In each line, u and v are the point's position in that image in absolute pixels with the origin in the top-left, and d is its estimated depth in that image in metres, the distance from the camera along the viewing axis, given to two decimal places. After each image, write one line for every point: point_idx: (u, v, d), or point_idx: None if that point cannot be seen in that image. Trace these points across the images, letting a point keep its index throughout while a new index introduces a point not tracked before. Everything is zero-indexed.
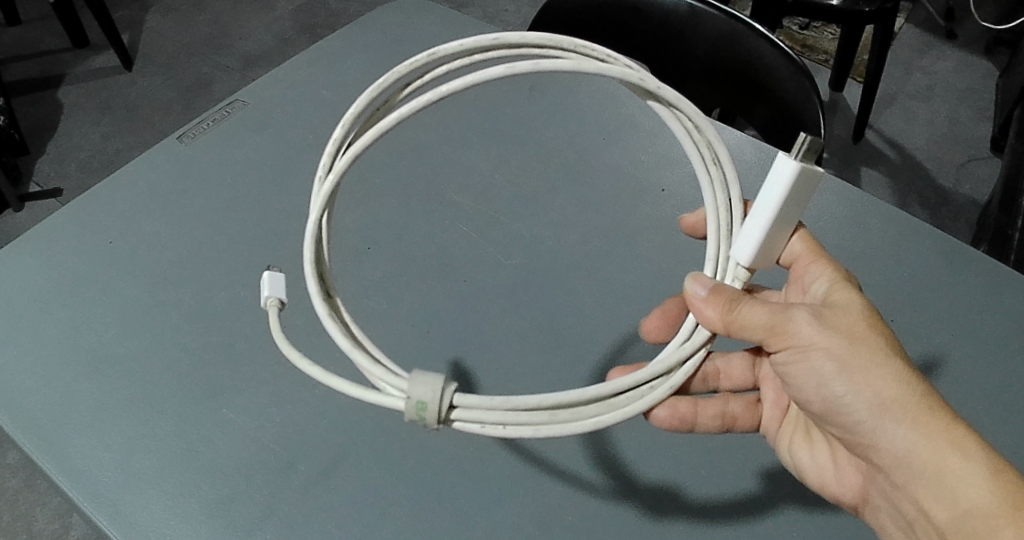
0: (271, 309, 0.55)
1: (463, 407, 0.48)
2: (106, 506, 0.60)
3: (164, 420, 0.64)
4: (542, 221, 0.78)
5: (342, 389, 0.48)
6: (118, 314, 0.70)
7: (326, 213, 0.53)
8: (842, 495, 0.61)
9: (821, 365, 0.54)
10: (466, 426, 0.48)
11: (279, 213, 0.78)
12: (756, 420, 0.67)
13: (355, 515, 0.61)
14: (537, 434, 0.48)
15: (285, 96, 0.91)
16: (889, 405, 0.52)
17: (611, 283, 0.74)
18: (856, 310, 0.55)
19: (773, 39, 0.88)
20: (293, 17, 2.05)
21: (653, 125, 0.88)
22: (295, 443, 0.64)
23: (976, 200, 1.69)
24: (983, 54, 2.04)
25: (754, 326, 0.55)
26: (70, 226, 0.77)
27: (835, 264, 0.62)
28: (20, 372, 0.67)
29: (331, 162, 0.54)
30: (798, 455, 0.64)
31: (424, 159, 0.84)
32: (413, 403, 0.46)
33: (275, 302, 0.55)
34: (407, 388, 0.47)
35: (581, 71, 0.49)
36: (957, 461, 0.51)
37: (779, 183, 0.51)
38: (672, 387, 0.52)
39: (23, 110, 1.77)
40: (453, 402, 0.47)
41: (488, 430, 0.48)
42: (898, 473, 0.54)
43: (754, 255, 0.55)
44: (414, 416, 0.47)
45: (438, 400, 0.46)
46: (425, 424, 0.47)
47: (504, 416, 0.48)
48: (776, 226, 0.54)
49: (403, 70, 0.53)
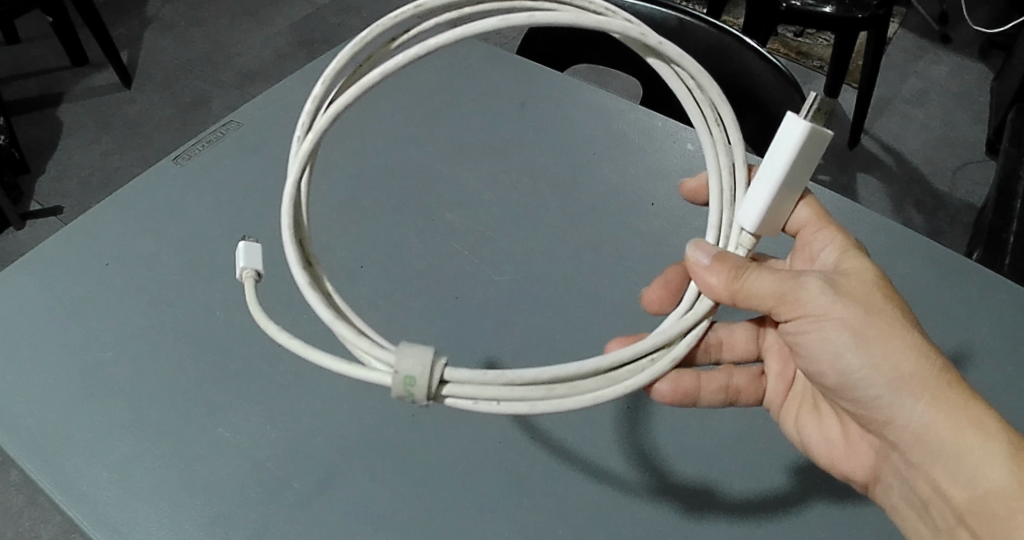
0: (247, 280, 0.55)
1: (454, 382, 0.47)
2: (103, 523, 0.60)
3: (158, 438, 0.65)
4: (535, 235, 0.79)
5: (324, 362, 0.48)
6: (109, 335, 0.71)
7: (308, 168, 0.53)
8: (853, 472, 0.62)
9: (836, 336, 0.54)
10: (457, 403, 0.48)
11: (273, 231, 0.80)
12: (760, 392, 0.68)
13: (349, 528, 0.61)
14: (533, 410, 0.47)
15: (279, 113, 0.92)
16: (907, 378, 0.53)
17: (603, 294, 0.75)
18: (869, 280, 0.56)
19: (762, 51, 0.90)
20: (293, 33, 2.07)
21: (642, 138, 0.89)
22: (290, 459, 0.64)
23: (971, 203, 1.69)
24: (976, 57, 2.05)
25: (765, 294, 0.54)
26: (64, 248, 0.78)
27: (844, 233, 0.62)
28: (21, 392, 0.68)
29: (309, 121, 0.54)
30: (807, 430, 0.65)
31: (413, 172, 0.85)
32: (400, 378, 0.46)
33: (251, 273, 0.55)
34: (394, 363, 0.47)
35: (578, 23, 0.49)
36: (976, 439, 0.52)
37: (789, 145, 0.51)
38: (674, 358, 0.51)
39: (25, 128, 1.78)
40: (442, 377, 0.47)
41: (482, 406, 0.47)
42: (914, 450, 0.55)
43: (759, 221, 0.55)
44: (402, 391, 0.46)
45: (427, 376, 0.46)
46: (415, 400, 0.47)
47: (499, 392, 0.47)
48: (782, 190, 0.53)
49: (387, 23, 0.54)
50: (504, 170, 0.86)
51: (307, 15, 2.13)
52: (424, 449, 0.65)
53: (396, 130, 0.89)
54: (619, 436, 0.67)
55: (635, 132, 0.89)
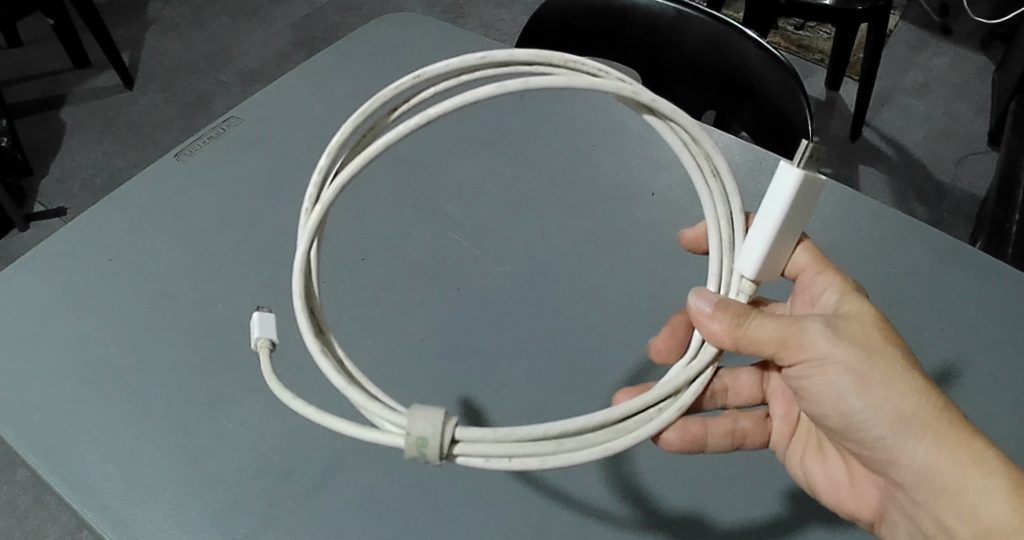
0: (263, 350, 0.54)
1: (465, 440, 0.46)
2: (110, 515, 0.60)
3: (164, 431, 0.65)
4: (535, 227, 0.79)
5: (336, 427, 0.47)
6: (115, 329, 0.71)
7: (314, 242, 0.52)
8: (859, 510, 0.61)
9: (838, 378, 0.54)
10: (469, 461, 0.47)
11: (275, 225, 0.80)
12: (765, 434, 0.66)
13: (354, 521, 0.61)
14: (544, 465, 0.47)
15: (280, 109, 0.92)
16: (909, 418, 0.53)
17: (605, 285, 0.75)
18: (870, 322, 0.55)
19: (760, 41, 0.90)
20: (293, 32, 2.08)
21: (642, 131, 0.89)
22: (294, 451, 0.64)
23: (973, 194, 1.69)
24: (978, 49, 2.05)
25: (765, 340, 0.54)
26: (69, 245, 0.78)
27: (843, 275, 0.62)
28: (26, 387, 0.68)
29: (316, 193, 0.53)
30: (812, 471, 0.63)
31: (414, 167, 0.85)
32: (413, 439, 0.46)
33: (266, 342, 0.54)
34: (406, 424, 0.46)
35: (572, 86, 0.48)
36: (977, 477, 0.52)
37: (782, 193, 0.51)
38: (681, 407, 0.51)
39: (28, 130, 1.79)
40: (454, 436, 0.46)
41: (493, 463, 0.47)
42: (917, 488, 0.55)
43: (759, 267, 0.55)
44: (414, 452, 0.46)
45: (439, 435, 0.46)
46: (426, 461, 0.46)
47: (509, 448, 0.46)
48: (780, 236, 0.53)
49: (388, 94, 0.52)
50: (506, 165, 0.86)
51: (307, 15, 2.13)
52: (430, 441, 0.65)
53: None
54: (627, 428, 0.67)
55: (635, 124, 0.89)
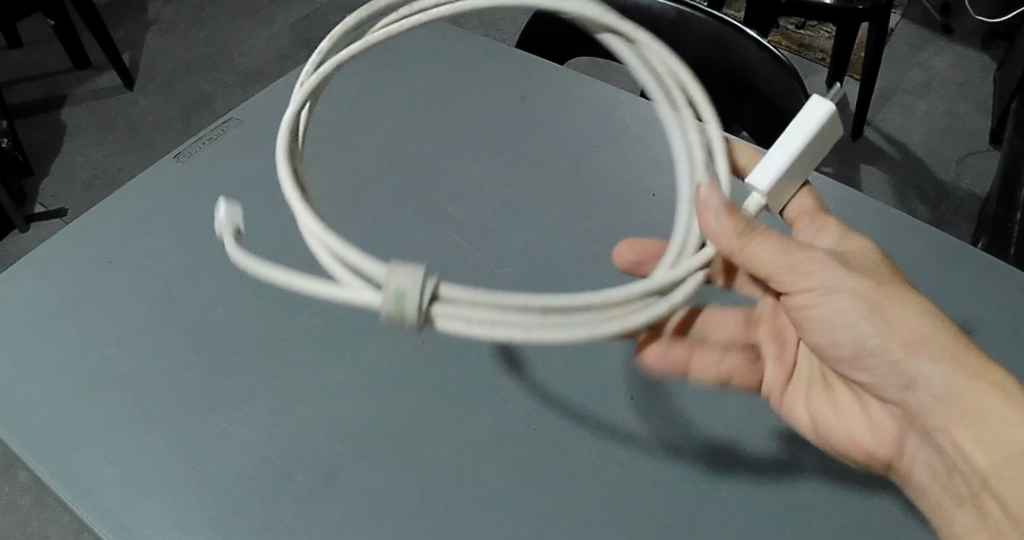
0: (226, 234, 0.52)
1: (445, 303, 0.45)
2: (110, 519, 0.60)
3: (164, 434, 0.64)
4: (537, 229, 0.79)
5: (298, 284, 0.45)
6: (115, 332, 0.71)
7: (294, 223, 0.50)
8: (872, 447, 0.62)
9: (848, 305, 0.55)
10: (448, 327, 0.45)
11: (276, 227, 0.80)
12: (762, 375, 0.68)
13: (354, 525, 0.60)
14: (527, 339, 0.45)
15: (281, 109, 0.92)
16: (924, 341, 0.54)
17: (607, 286, 0.74)
18: (870, 258, 0.59)
19: (761, 40, 0.89)
20: (293, 32, 2.08)
21: (644, 131, 0.88)
22: (295, 454, 0.64)
23: (975, 194, 1.69)
24: (979, 48, 2.05)
25: (773, 260, 0.55)
26: (70, 247, 0.78)
27: (840, 223, 0.65)
28: (27, 391, 0.68)
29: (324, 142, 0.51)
30: (818, 409, 0.65)
31: (416, 168, 0.85)
32: (391, 295, 0.44)
33: (231, 228, 0.52)
34: (383, 282, 0.45)
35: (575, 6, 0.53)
36: (1001, 399, 0.52)
37: (812, 119, 0.54)
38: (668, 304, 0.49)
39: (29, 131, 1.80)
40: (434, 297, 0.45)
41: (473, 330, 0.45)
42: (932, 414, 0.55)
43: (774, 182, 0.55)
44: (390, 311, 0.44)
45: (418, 293, 0.44)
46: (402, 323, 0.44)
47: (490, 314, 0.44)
48: (794, 166, 0.55)
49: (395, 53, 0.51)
50: (507, 165, 0.85)
51: (307, 16, 2.13)
52: (432, 436, 0.64)
53: (397, 127, 0.90)
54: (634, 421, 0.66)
55: (636, 124, 0.89)
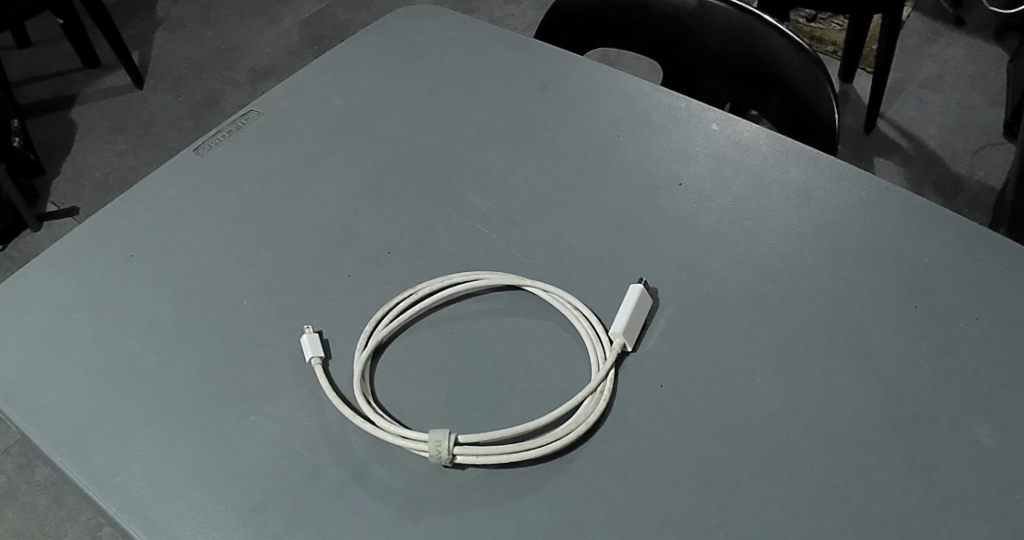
0: (315, 364, 0.66)
1: (466, 444, 0.59)
2: (137, 513, 0.59)
3: (190, 429, 0.63)
4: (559, 219, 0.78)
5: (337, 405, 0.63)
6: (137, 328, 0.71)
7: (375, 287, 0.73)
8: None
9: None
10: (467, 459, 0.59)
11: (297, 220, 0.79)
12: None
13: (382, 515, 0.58)
14: (519, 452, 0.59)
15: (298, 103, 0.92)
16: None
17: (634, 275, 0.73)
18: None
19: (784, 29, 0.89)
20: (302, 29, 2.07)
21: (666, 120, 0.87)
22: (321, 446, 0.62)
23: (991, 185, 1.66)
24: (993, 38, 2.03)
25: None
26: (90, 244, 0.78)
27: None
28: (50, 387, 0.67)
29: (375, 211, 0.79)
30: None
31: (436, 161, 0.84)
32: (432, 445, 0.59)
33: (317, 358, 0.66)
34: (426, 438, 0.59)
35: (549, 118, 0.89)
36: None
37: (631, 298, 0.68)
38: (607, 387, 0.63)
39: (40, 131, 1.80)
40: (458, 440, 0.59)
41: (491, 458, 0.59)
42: None
43: (620, 329, 0.66)
44: (433, 454, 0.59)
45: (447, 441, 0.59)
46: (439, 459, 0.59)
47: (505, 456, 0.59)
48: (633, 316, 0.67)
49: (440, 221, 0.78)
50: (528, 157, 0.85)
51: (316, 13, 2.13)
52: (463, 426, 0.63)
53: (416, 120, 0.89)
54: (674, 409, 0.63)
55: (658, 114, 0.88)
